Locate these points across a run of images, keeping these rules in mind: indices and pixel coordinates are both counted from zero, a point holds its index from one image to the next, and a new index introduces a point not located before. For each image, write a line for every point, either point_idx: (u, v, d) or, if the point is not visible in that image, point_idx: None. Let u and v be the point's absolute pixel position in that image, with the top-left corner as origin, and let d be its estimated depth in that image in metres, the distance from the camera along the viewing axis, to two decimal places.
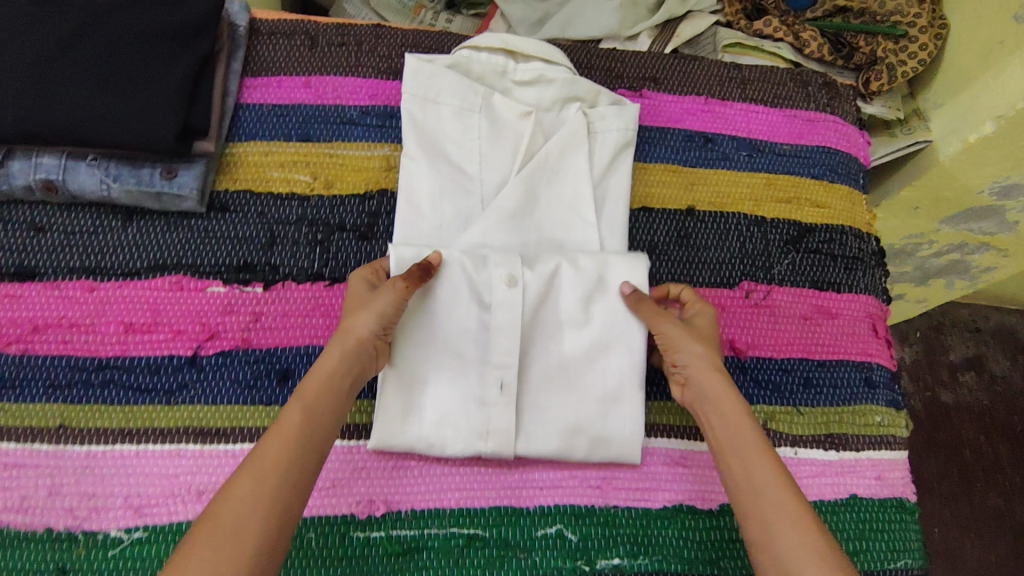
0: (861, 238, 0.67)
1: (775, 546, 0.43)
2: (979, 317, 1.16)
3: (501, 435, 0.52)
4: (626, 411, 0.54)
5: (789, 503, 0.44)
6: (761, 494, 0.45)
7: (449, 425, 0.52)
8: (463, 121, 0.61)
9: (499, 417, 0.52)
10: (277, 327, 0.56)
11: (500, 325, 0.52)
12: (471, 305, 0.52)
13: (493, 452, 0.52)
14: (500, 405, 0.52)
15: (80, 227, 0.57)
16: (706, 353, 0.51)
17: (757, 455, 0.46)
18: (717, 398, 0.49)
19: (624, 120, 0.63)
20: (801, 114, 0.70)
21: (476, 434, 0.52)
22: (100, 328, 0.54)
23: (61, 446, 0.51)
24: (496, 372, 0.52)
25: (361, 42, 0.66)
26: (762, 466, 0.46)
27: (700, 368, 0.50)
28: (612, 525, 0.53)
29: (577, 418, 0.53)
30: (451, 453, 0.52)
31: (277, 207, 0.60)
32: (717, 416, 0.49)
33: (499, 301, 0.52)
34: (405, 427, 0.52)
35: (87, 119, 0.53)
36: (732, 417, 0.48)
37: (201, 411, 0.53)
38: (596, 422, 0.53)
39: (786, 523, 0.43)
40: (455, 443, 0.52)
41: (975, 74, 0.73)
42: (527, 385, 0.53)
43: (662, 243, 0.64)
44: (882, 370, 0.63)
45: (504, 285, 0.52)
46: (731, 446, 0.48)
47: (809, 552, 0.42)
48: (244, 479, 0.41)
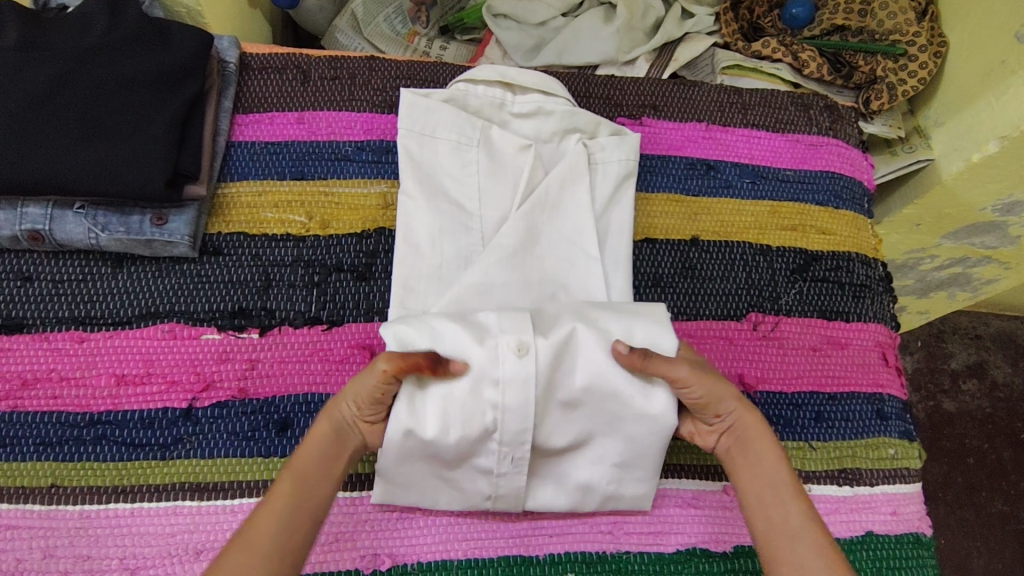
0: (867, 264, 0.66)
1: None
2: (979, 323, 1.15)
3: (510, 496, 0.50)
4: (642, 474, 0.51)
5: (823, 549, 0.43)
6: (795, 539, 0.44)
7: (455, 487, 0.50)
8: (461, 157, 0.60)
9: (508, 483, 0.49)
10: (274, 374, 0.54)
11: (512, 407, 0.46)
12: (476, 382, 0.47)
13: (500, 506, 0.51)
14: (510, 474, 0.49)
15: (70, 276, 0.55)
16: (742, 394, 0.50)
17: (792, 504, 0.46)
18: (757, 441, 0.48)
19: (624, 151, 0.62)
20: (803, 139, 0.69)
21: (485, 495, 0.50)
22: (91, 381, 0.53)
23: (54, 506, 0.49)
24: (505, 448, 0.48)
25: (354, 75, 0.65)
26: (796, 510, 0.45)
27: (740, 411, 0.49)
28: (625, 572, 0.52)
29: (589, 480, 0.51)
30: (448, 507, 0.51)
31: (273, 249, 0.58)
32: (754, 458, 0.48)
33: (508, 375, 0.46)
34: (408, 486, 0.50)
35: (73, 169, 0.51)
36: (766, 458, 0.48)
37: (197, 465, 0.51)
38: (609, 483, 0.51)
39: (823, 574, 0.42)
40: (454, 500, 0.51)
41: (975, 92, 0.72)
42: (539, 449, 0.50)
43: (667, 275, 0.63)
44: (894, 401, 0.62)
45: (511, 356, 0.46)
46: (768, 492, 0.46)
47: None
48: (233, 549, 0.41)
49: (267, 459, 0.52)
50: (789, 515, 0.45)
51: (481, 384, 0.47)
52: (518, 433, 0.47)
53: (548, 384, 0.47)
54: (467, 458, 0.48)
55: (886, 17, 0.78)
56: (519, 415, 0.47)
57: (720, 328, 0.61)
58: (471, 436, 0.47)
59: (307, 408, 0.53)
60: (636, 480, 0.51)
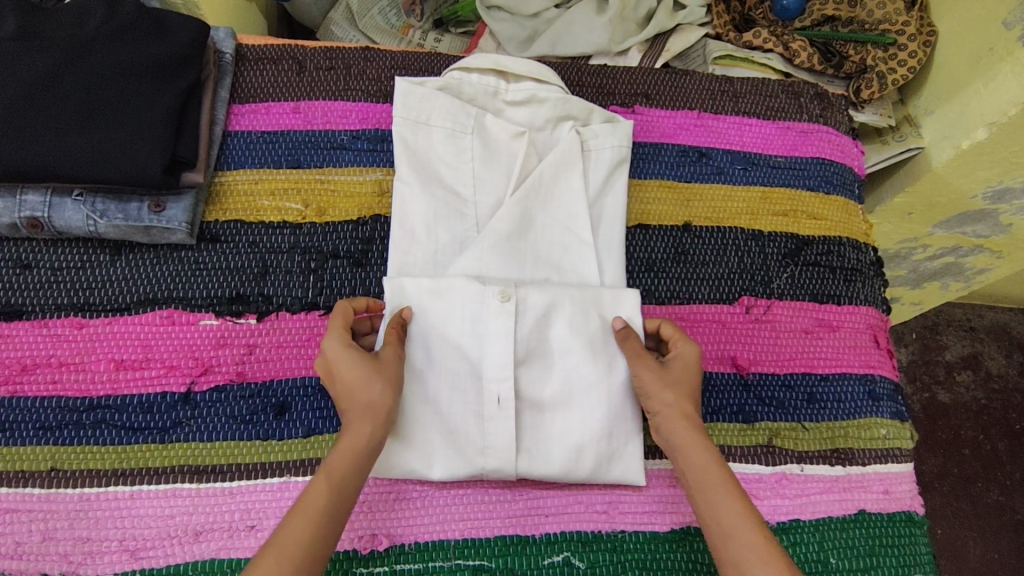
0: (858, 248, 0.67)
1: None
2: (973, 316, 1.16)
3: (502, 451, 0.51)
4: (630, 431, 0.54)
5: (755, 539, 0.44)
6: (734, 536, 0.44)
7: (452, 443, 0.51)
8: (455, 144, 0.61)
9: (497, 431, 0.51)
10: (271, 358, 0.55)
11: (496, 341, 0.52)
12: (466, 322, 0.53)
13: (494, 470, 0.51)
14: (499, 418, 0.51)
15: (68, 264, 0.56)
16: (678, 399, 0.50)
17: (723, 490, 0.46)
18: (683, 441, 0.49)
19: (618, 138, 0.63)
20: (794, 126, 0.70)
21: (477, 449, 0.51)
22: (90, 366, 0.53)
23: (53, 490, 0.50)
24: (493, 386, 0.51)
25: (349, 66, 0.66)
26: (731, 506, 0.46)
27: (673, 418, 0.49)
28: (620, 551, 0.52)
29: (582, 436, 0.52)
30: (439, 475, 0.51)
31: (270, 236, 0.59)
32: (684, 458, 0.48)
33: (495, 318, 0.52)
34: (403, 447, 0.51)
35: (70, 156, 0.52)
36: (697, 456, 0.48)
37: (196, 449, 0.52)
38: (601, 441, 0.53)
39: (754, 558, 0.43)
40: (444, 463, 0.51)
41: (966, 79, 0.73)
42: (526, 399, 0.53)
43: (660, 260, 0.63)
44: (886, 382, 0.62)
45: (496, 301, 0.52)
46: (698, 486, 0.47)
47: None
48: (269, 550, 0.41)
49: (266, 442, 0.52)
50: (725, 513, 0.45)
51: (471, 324, 0.52)
52: (502, 367, 0.52)
53: (530, 332, 0.53)
54: (460, 402, 0.52)
55: (876, 7, 0.80)
56: (502, 352, 0.52)
57: (713, 312, 0.62)
58: (460, 374, 0.52)
59: (306, 391, 0.54)
60: (624, 437, 0.53)
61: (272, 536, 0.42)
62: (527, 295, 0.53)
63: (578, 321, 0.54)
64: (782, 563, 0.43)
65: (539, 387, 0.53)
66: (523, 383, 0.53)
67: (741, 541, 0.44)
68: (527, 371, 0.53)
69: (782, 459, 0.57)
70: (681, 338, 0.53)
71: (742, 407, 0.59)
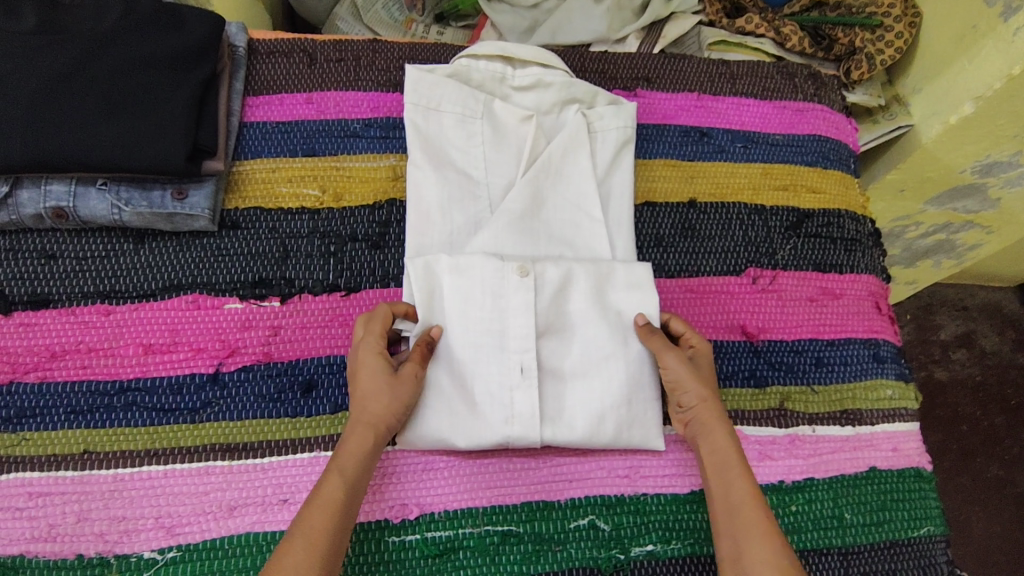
0: (857, 219, 0.69)
1: (744, 558, 0.46)
2: (966, 295, 1.19)
3: (526, 418, 0.52)
4: (649, 397, 0.55)
5: (760, 519, 0.47)
6: (739, 513, 0.48)
7: (478, 413, 0.53)
8: (465, 128, 0.63)
9: (522, 399, 0.53)
10: (296, 339, 0.56)
11: (517, 314, 0.54)
12: (487, 297, 0.54)
13: (519, 438, 0.52)
14: (523, 387, 0.53)
15: (93, 252, 0.57)
16: (709, 393, 0.53)
17: (736, 473, 0.49)
18: (707, 425, 0.52)
19: (623, 119, 0.65)
20: (790, 105, 0.73)
21: (502, 418, 0.52)
22: (118, 351, 0.54)
23: (87, 472, 0.51)
24: (516, 356, 0.53)
25: (358, 57, 0.67)
26: (741, 487, 0.49)
27: (702, 411, 0.52)
28: (643, 513, 0.54)
29: (603, 403, 0.54)
30: (466, 445, 0.52)
31: (289, 222, 0.60)
32: (706, 440, 0.52)
33: (515, 293, 0.54)
34: (432, 419, 0.52)
35: (95, 145, 0.53)
36: (719, 439, 0.51)
37: (226, 428, 0.53)
38: (622, 407, 0.54)
39: (755, 536, 0.46)
40: (470, 433, 0.52)
41: (951, 58, 0.76)
42: (547, 369, 0.54)
43: (667, 235, 0.65)
44: (889, 346, 0.65)
45: (515, 276, 0.54)
46: (715, 467, 0.50)
47: (773, 566, 0.45)
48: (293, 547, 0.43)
49: (295, 419, 0.53)
50: (734, 492, 0.49)
51: (491, 299, 0.54)
52: (524, 338, 0.53)
53: (549, 305, 0.55)
54: (483, 374, 0.53)
55: None
56: (523, 325, 0.53)
57: (721, 283, 0.64)
58: (484, 347, 0.54)
59: (331, 369, 0.55)
60: (644, 404, 0.55)
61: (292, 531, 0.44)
62: (545, 270, 0.55)
63: (594, 294, 0.56)
64: (782, 544, 0.46)
65: (559, 357, 0.55)
66: (543, 354, 0.54)
67: (746, 520, 0.47)
68: (547, 343, 0.55)
69: (794, 421, 0.59)
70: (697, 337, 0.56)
71: (752, 372, 0.61)
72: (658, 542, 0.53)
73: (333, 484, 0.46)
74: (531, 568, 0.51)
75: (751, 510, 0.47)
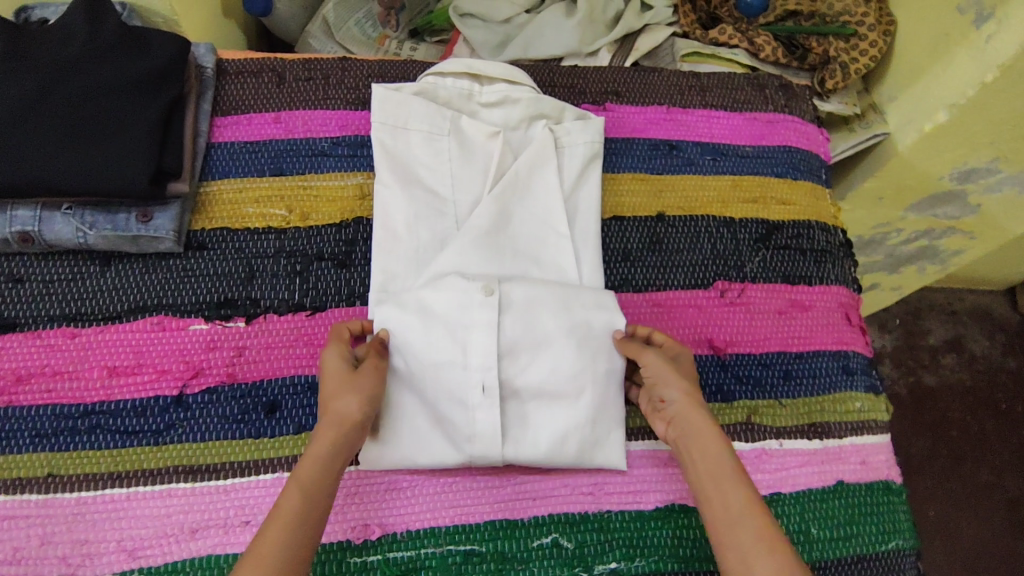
0: (827, 230, 0.69)
1: (750, 569, 0.43)
2: (954, 299, 1.19)
3: (487, 437, 0.52)
4: (613, 417, 0.55)
5: (761, 525, 0.45)
6: (739, 522, 0.45)
7: (439, 431, 0.53)
8: (432, 146, 0.63)
9: (483, 419, 0.52)
10: (260, 359, 0.56)
11: (479, 332, 0.53)
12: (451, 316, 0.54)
13: (479, 456, 0.53)
14: (483, 407, 0.52)
15: (59, 276, 0.57)
16: (692, 390, 0.53)
17: (731, 479, 0.47)
18: (699, 430, 0.50)
19: (590, 134, 0.65)
20: (760, 116, 0.73)
21: (462, 437, 0.52)
22: (83, 374, 0.55)
23: (50, 495, 0.51)
24: (477, 375, 0.53)
25: (327, 76, 0.68)
26: (738, 495, 0.47)
27: (686, 405, 0.52)
28: (607, 530, 0.54)
29: (566, 423, 0.54)
30: (427, 461, 0.53)
31: (255, 242, 0.60)
32: (697, 446, 0.50)
33: (478, 311, 0.54)
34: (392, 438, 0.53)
35: (60, 170, 0.54)
36: (709, 445, 0.49)
37: (189, 450, 0.53)
38: (585, 427, 0.54)
39: (758, 544, 0.44)
40: (431, 449, 0.53)
41: (925, 66, 0.76)
42: (511, 388, 0.54)
43: (635, 250, 0.65)
44: (859, 357, 0.65)
45: (479, 294, 0.54)
46: (708, 475, 0.48)
47: (780, 575, 0.42)
48: (249, 560, 0.42)
49: (258, 440, 0.54)
50: (730, 497, 0.47)
51: (454, 318, 0.54)
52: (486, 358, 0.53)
53: (513, 323, 0.54)
54: (445, 393, 0.53)
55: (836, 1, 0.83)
56: (485, 343, 0.53)
57: (689, 297, 0.64)
58: (445, 366, 0.53)
59: (295, 390, 0.55)
60: (607, 424, 0.55)
61: (250, 547, 0.43)
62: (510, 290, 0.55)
63: (561, 312, 0.55)
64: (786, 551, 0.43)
65: (524, 377, 0.54)
66: (507, 373, 0.54)
67: (747, 527, 0.45)
68: (511, 363, 0.54)
69: (760, 436, 0.59)
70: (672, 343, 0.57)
71: (720, 386, 0.60)
72: (622, 559, 0.53)
73: (291, 495, 0.45)
74: None
75: (753, 515, 0.45)
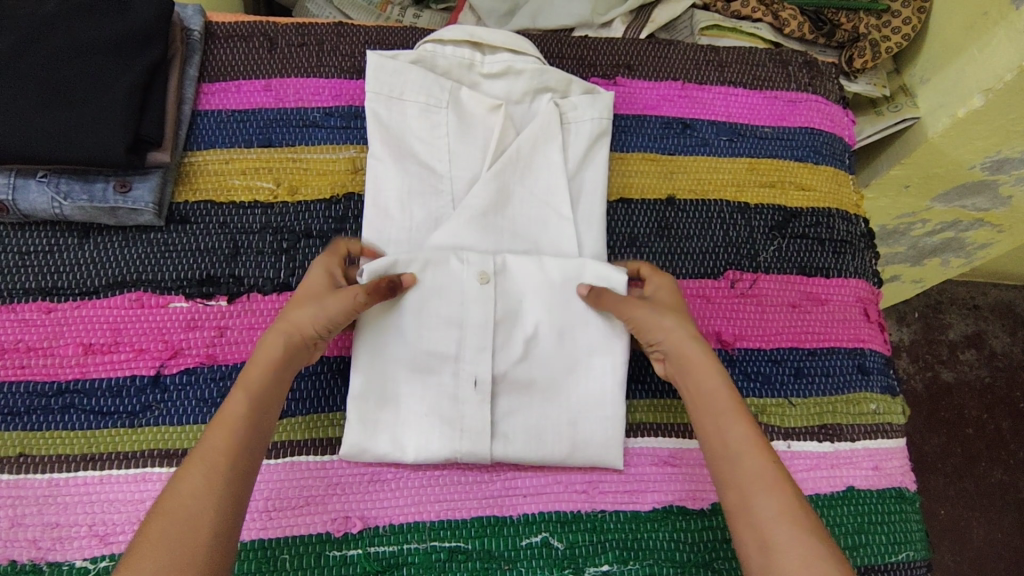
0: (848, 220, 0.65)
1: (754, 513, 0.40)
2: (977, 294, 1.14)
3: (475, 432, 0.50)
4: (609, 416, 0.52)
5: (769, 469, 0.42)
6: (740, 461, 0.43)
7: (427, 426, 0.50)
8: (429, 119, 0.59)
9: (472, 413, 0.50)
10: (242, 341, 0.53)
11: (473, 324, 0.51)
12: (443, 306, 0.52)
13: (467, 454, 0.50)
14: (473, 401, 0.51)
15: (35, 247, 0.55)
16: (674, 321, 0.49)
17: (734, 418, 0.44)
18: (700, 369, 0.47)
19: (598, 109, 0.61)
20: (781, 96, 0.68)
21: (449, 430, 0.50)
22: (58, 351, 0.52)
23: (22, 476, 0.49)
24: (468, 369, 0.51)
25: (321, 41, 0.64)
26: (738, 432, 0.44)
27: (677, 339, 0.48)
28: (601, 531, 0.51)
29: (558, 421, 0.52)
30: (409, 457, 0.50)
31: (240, 216, 0.57)
32: (694, 383, 0.47)
33: (472, 301, 0.52)
34: (379, 433, 0.50)
35: (31, 136, 0.51)
36: (706, 381, 0.47)
37: (166, 432, 0.51)
38: (576, 423, 0.52)
39: (763, 488, 0.41)
40: (413, 443, 0.50)
41: (960, 46, 0.71)
42: (504, 378, 0.52)
43: (642, 235, 0.61)
44: (876, 356, 0.61)
45: (474, 283, 0.52)
46: (708, 409, 0.46)
47: (785, 523, 0.39)
48: (194, 464, 0.40)
49: None
50: (731, 434, 0.44)
51: (447, 303, 0.52)
52: (478, 352, 0.51)
53: (508, 316, 0.52)
54: (433, 381, 0.51)
55: None
56: (480, 331, 0.51)
57: (698, 287, 0.60)
58: (435, 359, 0.51)
59: None
60: (602, 420, 0.52)
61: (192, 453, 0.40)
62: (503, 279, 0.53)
63: (562, 307, 0.53)
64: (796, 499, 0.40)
65: (517, 368, 0.52)
66: (499, 366, 0.52)
67: (753, 468, 0.42)
68: (505, 356, 0.52)
69: (767, 436, 0.56)
70: (659, 273, 0.54)
71: None
72: (615, 562, 0.50)
73: (239, 402, 0.43)
74: None
75: (756, 456, 0.42)
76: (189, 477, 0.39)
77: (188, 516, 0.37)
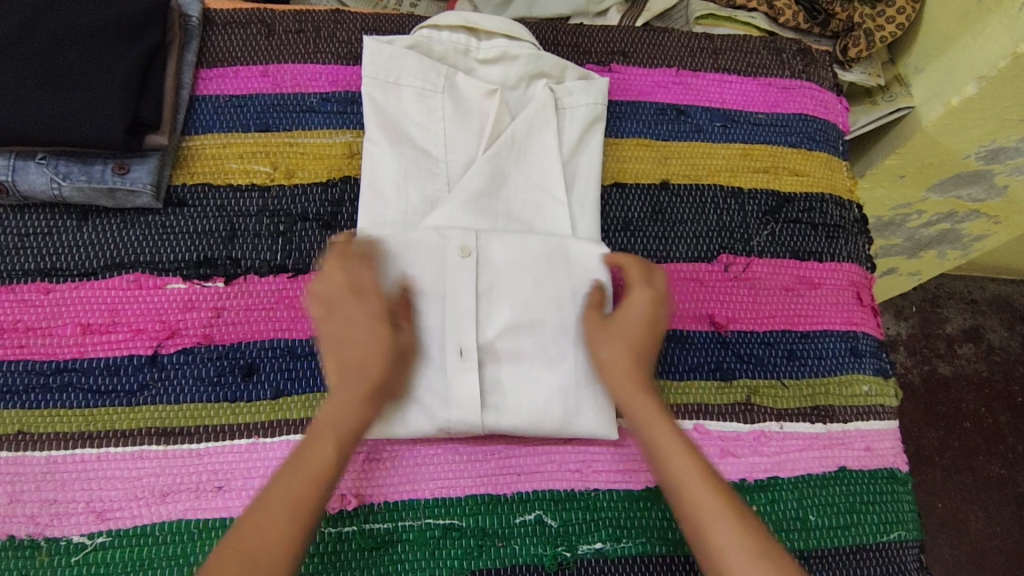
0: (842, 205, 0.65)
1: (706, 543, 0.43)
2: (974, 288, 1.14)
3: (464, 402, 0.50)
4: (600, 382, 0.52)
5: (714, 499, 0.44)
6: (687, 495, 0.45)
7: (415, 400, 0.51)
8: (425, 103, 0.60)
9: (458, 382, 0.50)
10: (239, 321, 0.54)
11: (456, 294, 0.51)
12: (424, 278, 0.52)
13: (457, 422, 0.50)
14: (459, 370, 0.50)
15: (34, 229, 0.56)
16: (621, 349, 0.49)
17: (677, 451, 0.46)
18: (642, 402, 0.49)
19: (592, 95, 0.62)
20: (775, 82, 0.69)
21: (437, 401, 0.50)
22: (56, 331, 0.53)
23: (21, 453, 0.50)
24: (453, 338, 0.50)
25: (318, 28, 0.65)
26: (678, 465, 0.46)
27: (614, 366, 0.49)
28: (594, 510, 0.52)
29: (547, 390, 0.51)
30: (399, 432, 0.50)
31: (237, 200, 0.58)
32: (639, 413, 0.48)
33: (454, 274, 0.51)
34: None
35: (30, 118, 0.51)
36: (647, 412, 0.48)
37: (164, 410, 0.51)
38: (569, 392, 0.51)
39: (712, 518, 0.43)
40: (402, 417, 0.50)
41: (954, 35, 0.71)
42: (490, 351, 0.51)
43: (637, 219, 0.62)
44: (869, 339, 0.61)
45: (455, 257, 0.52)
46: (650, 442, 0.48)
47: (736, 548, 0.42)
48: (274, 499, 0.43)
49: (235, 404, 0.52)
50: (676, 469, 0.46)
51: (428, 278, 0.52)
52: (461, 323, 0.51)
53: (491, 287, 0.52)
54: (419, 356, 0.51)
55: None
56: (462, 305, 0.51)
57: (691, 270, 0.60)
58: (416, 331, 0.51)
59: (274, 353, 0.53)
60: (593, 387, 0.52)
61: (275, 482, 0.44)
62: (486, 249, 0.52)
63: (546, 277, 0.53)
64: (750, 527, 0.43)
65: (503, 337, 0.51)
66: (485, 336, 0.51)
67: (699, 501, 0.44)
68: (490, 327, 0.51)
69: (760, 417, 0.56)
70: (636, 284, 0.51)
71: (719, 364, 0.58)
72: (608, 540, 0.51)
73: (320, 438, 0.46)
74: (471, 564, 0.49)
75: (702, 489, 0.45)
76: (266, 511, 0.43)
77: (263, 552, 0.41)
